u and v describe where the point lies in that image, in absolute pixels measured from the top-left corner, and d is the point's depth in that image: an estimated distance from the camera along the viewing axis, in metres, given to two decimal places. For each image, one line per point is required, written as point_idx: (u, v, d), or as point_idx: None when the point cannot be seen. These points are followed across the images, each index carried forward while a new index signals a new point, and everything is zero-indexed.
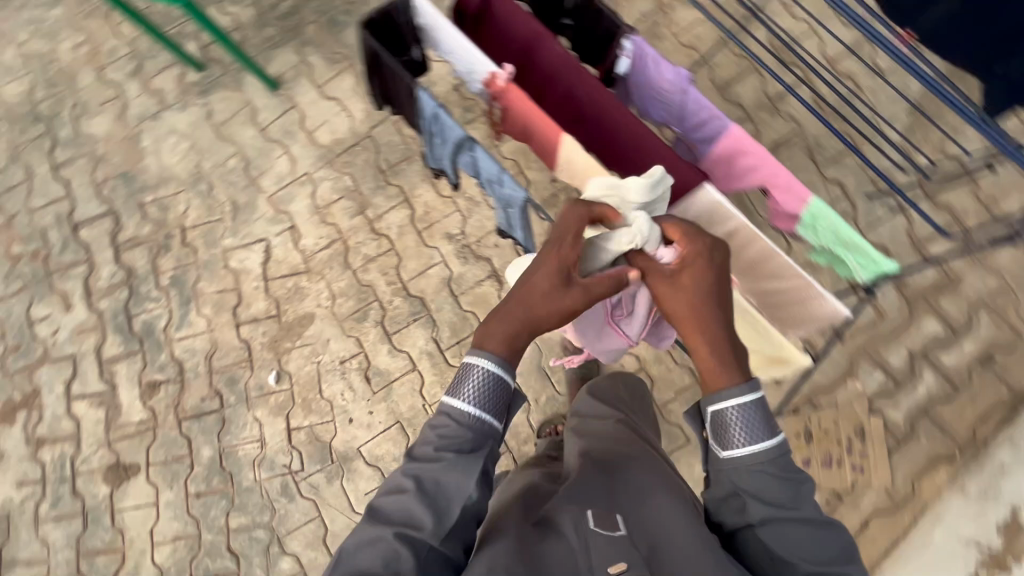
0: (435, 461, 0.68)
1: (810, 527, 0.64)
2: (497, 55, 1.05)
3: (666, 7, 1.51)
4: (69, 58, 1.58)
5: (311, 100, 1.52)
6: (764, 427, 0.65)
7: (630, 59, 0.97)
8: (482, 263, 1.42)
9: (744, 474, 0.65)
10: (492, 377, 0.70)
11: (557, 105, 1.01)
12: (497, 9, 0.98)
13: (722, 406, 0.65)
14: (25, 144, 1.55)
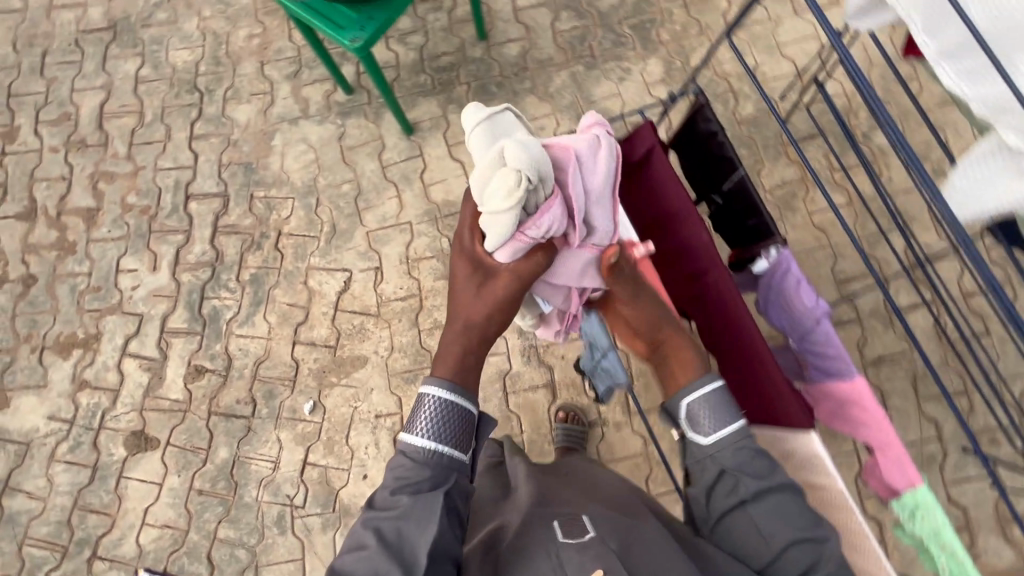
0: (398, 503, 0.73)
1: (786, 495, 0.76)
2: (636, 208, 1.03)
3: (811, 181, 1.46)
4: (240, 45, 1.69)
5: (437, 155, 1.55)
6: (728, 411, 0.79)
7: (769, 266, 0.93)
8: (542, 368, 1.40)
9: (728, 453, 0.78)
10: (447, 401, 0.77)
11: (680, 278, 0.98)
12: (654, 167, 0.96)
13: (692, 399, 0.79)
14: (174, 108, 1.66)
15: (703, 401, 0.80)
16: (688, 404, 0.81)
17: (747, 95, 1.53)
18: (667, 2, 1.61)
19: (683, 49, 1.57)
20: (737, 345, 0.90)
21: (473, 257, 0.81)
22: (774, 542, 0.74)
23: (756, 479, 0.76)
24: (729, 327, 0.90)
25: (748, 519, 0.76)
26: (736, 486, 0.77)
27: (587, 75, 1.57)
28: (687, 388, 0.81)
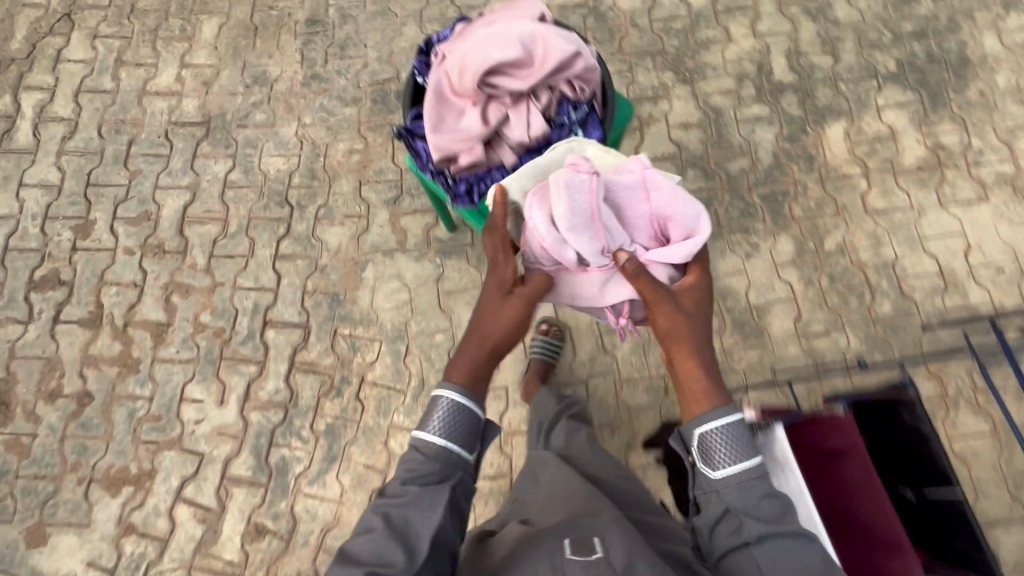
0: (405, 495, 0.76)
1: (793, 540, 0.71)
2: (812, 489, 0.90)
3: (951, 402, 1.33)
4: (339, 160, 1.58)
5: (542, 315, 1.42)
6: (745, 448, 0.75)
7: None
8: None
9: (734, 490, 0.74)
10: (463, 404, 0.79)
11: None
12: (846, 465, 0.85)
13: (707, 429, 0.75)
14: (261, 220, 1.55)
15: (721, 429, 0.76)
16: (704, 430, 0.76)
17: (884, 291, 1.41)
18: (803, 173, 1.50)
19: (817, 228, 1.46)
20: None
21: (499, 281, 0.86)
22: None
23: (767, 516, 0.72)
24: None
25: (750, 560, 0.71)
26: (740, 517, 0.73)
27: (710, 246, 1.46)
28: (701, 415, 0.77)
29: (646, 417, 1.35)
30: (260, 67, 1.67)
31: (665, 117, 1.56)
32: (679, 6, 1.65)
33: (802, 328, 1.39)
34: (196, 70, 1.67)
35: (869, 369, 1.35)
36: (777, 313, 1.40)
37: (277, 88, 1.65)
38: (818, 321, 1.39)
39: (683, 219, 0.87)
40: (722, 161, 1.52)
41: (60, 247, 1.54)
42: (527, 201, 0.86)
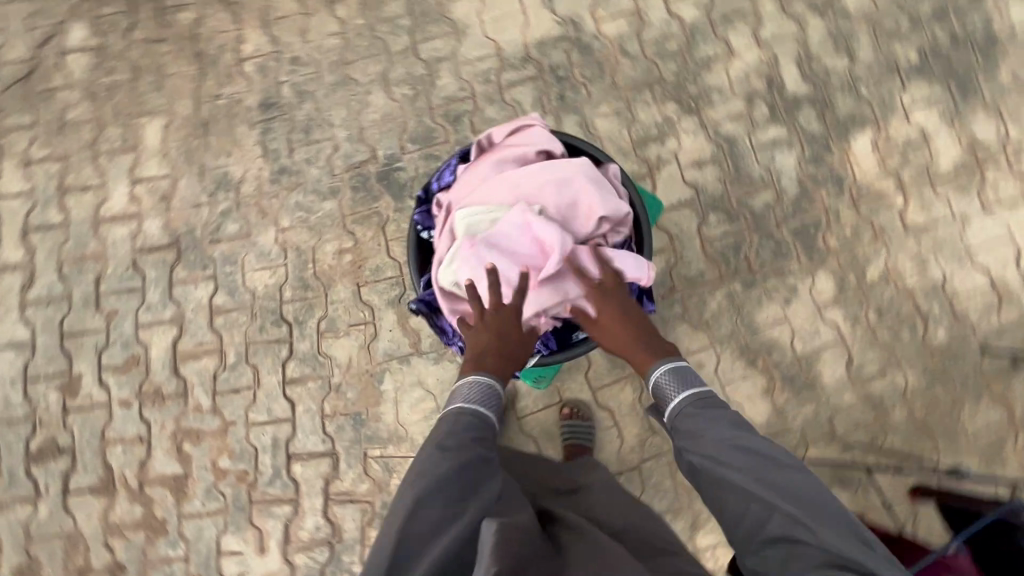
0: (452, 446, 0.84)
1: (725, 434, 0.84)
2: None
3: (1020, 426, 1.27)
4: (330, 263, 1.44)
5: (581, 402, 1.33)
6: (681, 380, 0.92)
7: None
8: None
9: (681, 420, 0.89)
10: (491, 383, 0.93)
11: None
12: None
13: (659, 379, 0.93)
14: (259, 345, 1.42)
15: (672, 371, 0.93)
16: (660, 373, 0.93)
17: (937, 317, 1.32)
18: (832, 198, 1.38)
19: (856, 259, 1.36)
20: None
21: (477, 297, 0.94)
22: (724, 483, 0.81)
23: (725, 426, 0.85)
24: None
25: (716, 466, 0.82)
26: (699, 434, 0.85)
27: (746, 296, 1.36)
28: (653, 364, 0.94)
29: None
30: (221, 170, 1.49)
31: (675, 157, 1.42)
32: (670, 22, 1.48)
33: (856, 372, 1.31)
34: (151, 185, 1.50)
35: (930, 406, 1.29)
36: (828, 361, 1.32)
37: (243, 191, 1.48)
38: (871, 361, 1.31)
39: (582, 208, 0.97)
40: (745, 197, 1.40)
41: (49, 411, 1.41)
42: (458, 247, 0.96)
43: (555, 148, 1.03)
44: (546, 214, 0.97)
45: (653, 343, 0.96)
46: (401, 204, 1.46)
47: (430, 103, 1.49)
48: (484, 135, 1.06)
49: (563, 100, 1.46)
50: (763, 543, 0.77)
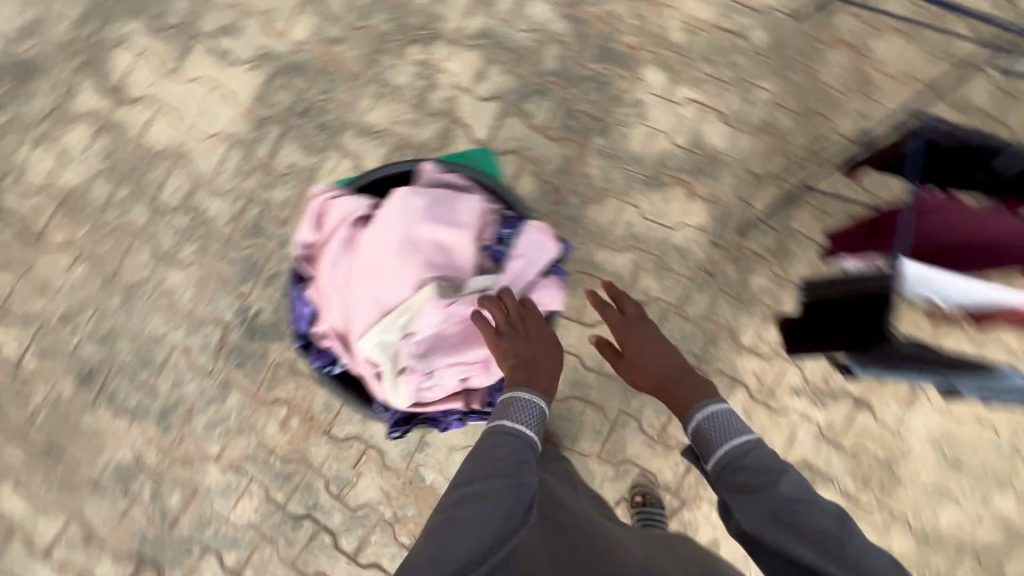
0: (496, 469, 0.82)
1: (771, 479, 0.84)
2: (928, 253, 0.86)
3: (863, 47, 1.36)
4: (286, 439, 1.31)
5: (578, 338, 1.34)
6: (732, 429, 0.92)
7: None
8: (835, 397, 1.36)
9: (731, 468, 0.89)
10: (542, 405, 0.89)
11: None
12: (931, 220, 0.84)
13: (708, 420, 0.95)
14: (303, 556, 1.30)
15: (720, 414, 0.95)
16: (699, 425, 0.95)
17: (744, 26, 1.37)
18: (598, 6, 1.36)
19: (657, 37, 1.36)
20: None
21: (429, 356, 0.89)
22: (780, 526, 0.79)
23: (789, 486, 0.82)
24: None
25: (777, 528, 0.79)
26: (759, 492, 0.84)
27: (610, 141, 1.35)
28: (693, 408, 0.97)
29: (719, 307, 1.35)
30: (111, 467, 1.29)
31: (459, 89, 1.34)
32: None
33: (731, 121, 1.36)
34: (64, 542, 1.28)
35: (798, 95, 1.36)
36: (708, 130, 1.36)
37: (150, 462, 1.29)
38: (735, 101, 1.36)
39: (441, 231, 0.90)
40: (538, 69, 1.35)
41: None
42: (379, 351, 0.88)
43: (366, 206, 0.93)
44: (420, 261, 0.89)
45: (691, 387, 1.01)
46: (289, 338, 1.31)
47: (223, 237, 1.31)
48: (299, 246, 0.96)
49: (327, 128, 1.33)
50: None
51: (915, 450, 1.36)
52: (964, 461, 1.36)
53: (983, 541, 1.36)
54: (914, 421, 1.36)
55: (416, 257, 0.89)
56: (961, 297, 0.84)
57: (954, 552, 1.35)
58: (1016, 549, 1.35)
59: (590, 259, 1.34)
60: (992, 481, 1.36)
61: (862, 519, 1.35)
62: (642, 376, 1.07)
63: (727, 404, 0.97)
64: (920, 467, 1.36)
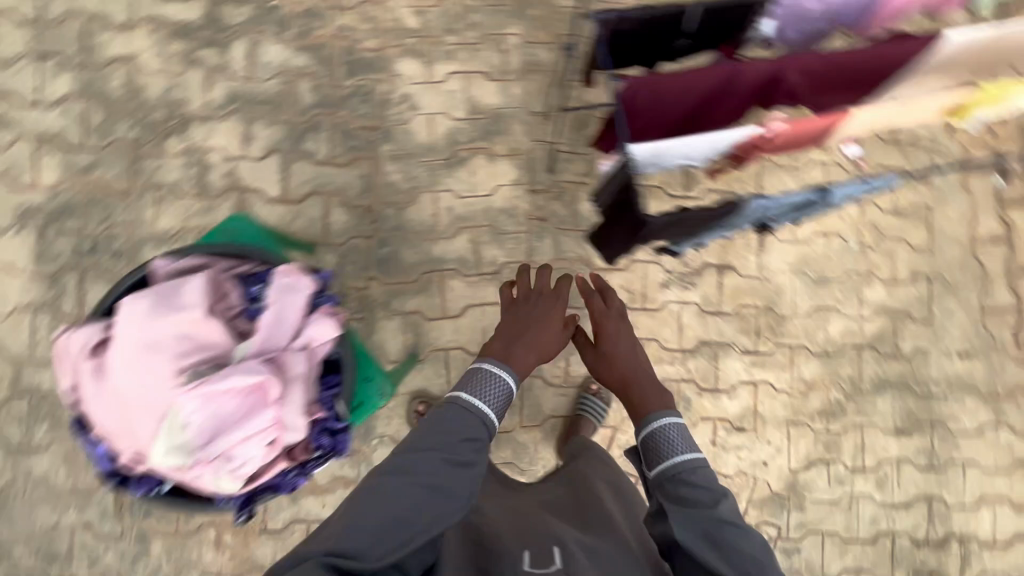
0: (443, 446, 0.88)
1: (712, 505, 0.87)
2: (652, 120, 0.97)
3: None
4: (225, 557, 1.28)
5: (453, 331, 1.36)
6: (690, 445, 0.95)
7: (770, 34, 0.99)
8: (700, 273, 1.44)
9: (680, 484, 0.91)
10: (507, 384, 0.99)
11: (735, 98, 0.96)
12: (640, 97, 0.90)
13: (665, 425, 0.98)
14: None
15: (675, 429, 0.96)
16: (658, 432, 0.97)
17: None
18: (328, 26, 1.36)
19: (394, 30, 1.38)
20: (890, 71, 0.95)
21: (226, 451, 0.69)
22: (711, 546, 0.84)
23: (726, 509, 0.86)
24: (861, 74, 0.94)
25: (705, 546, 0.83)
26: (697, 507, 0.87)
27: (397, 143, 1.37)
28: (650, 418, 1.00)
29: (563, 243, 1.39)
30: None
31: (234, 159, 1.33)
32: (78, 111, 1.31)
33: (496, 75, 1.39)
34: None
35: (545, 26, 1.41)
36: (481, 93, 1.39)
37: None
38: (492, 56, 1.39)
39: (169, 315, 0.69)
40: (300, 108, 1.35)
41: None
42: (168, 469, 0.68)
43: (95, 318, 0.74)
44: (158, 359, 0.67)
45: (655, 402, 1.04)
46: None
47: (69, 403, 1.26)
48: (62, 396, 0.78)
49: (123, 254, 1.29)
50: None
51: (786, 285, 1.46)
52: (827, 274, 1.47)
53: (873, 332, 1.48)
54: (774, 261, 1.46)
55: (152, 358, 0.67)
56: (708, 150, 0.92)
57: (854, 354, 1.47)
58: (899, 325, 1.49)
59: (429, 256, 1.36)
60: (857, 280, 1.48)
61: (770, 365, 1.44)
62: (611, 370, 1.14)
63: (680, 420, 0.99)
64: (796, 296, 1.46)
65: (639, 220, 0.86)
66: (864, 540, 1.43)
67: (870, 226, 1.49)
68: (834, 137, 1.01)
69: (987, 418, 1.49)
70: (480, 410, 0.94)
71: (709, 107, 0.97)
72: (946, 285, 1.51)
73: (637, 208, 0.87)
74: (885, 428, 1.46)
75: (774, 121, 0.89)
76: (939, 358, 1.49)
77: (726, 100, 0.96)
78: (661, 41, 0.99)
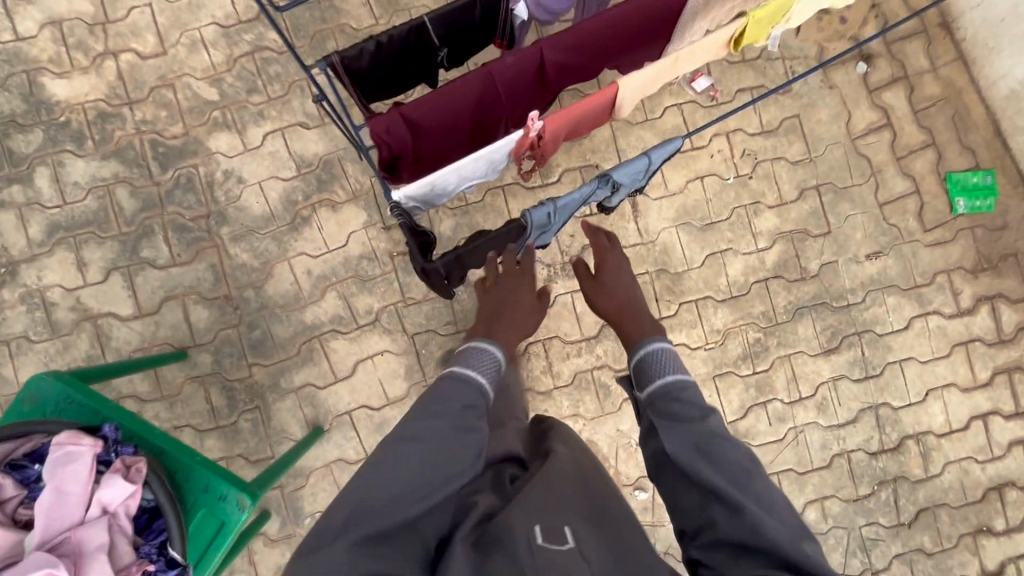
0: (441, 414, 0.72)
1: (703, 419, 0.76)
2: (430, 143, 0.89)
3: None
4: None
5: (349, 391, 1.32)
6: (679, 366, 0.85)
7: (530, 14, 0.92)
8: (581, 257, 1.38)
9: (668, 397, 0.80)
10: (496, 354, 0.83)
11: (510, 100, 0.89)
12: (400, 125, 0.83)
13: (660, 342, 0.88)
14: None
15: (667, 349, 0.88)
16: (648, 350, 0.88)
17: (256, 38, 1.32)
18: (126, 124, 1.29)
19: (195, 108, 1.30)
20: (655, 13, 0.89)
21: None
22: (706, 455, 0.72)
23: (716, 423, 0.76)
24: (622, 33, 0.89)
25: (696, 454, 0.72)
26: (688, 422, 0.76)
27: (233, 222, 1.31)
28: (640, 342, 0.91)
29: None
30: None
31: (74, 290, 1.27)
32: None
33: (313, 122, 1.32)
34: None
35: None
36: (303, 145, 1.32)
37: None
38: (303, 104, 1.32)
39: None
40: (123, 217, 1.29)
41: None
42: None
43: None
44: None
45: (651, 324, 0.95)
46: None
47: None
48: None
49: None
50: (709, 544, 0.68)
51: (673, 241, 1.39)
52: (712, 216, 1.41)
53: (777, 261, 1.42)
54: (654, 220, 1.39)
55: None
56: (489, 166, 0.87)
57: (761, 289, 1.41)
58: (801, 246, 1.43)
59: (302, 325, 1.31)
60: (745, 213, 1.42)
61: (678, 327, 1.39)
62: (603, 301, 1.03)
63: (671, 346, 0.89)
64: (686, 249, 1.40)
65: (417, 270, 0.86)
66: (820, 468, 1.41)
67: (743, 154, 1.42)
68: (616, 114, 0.91)
69: (913, 311, 1.45)
70: (476, 378, 0.78)
71: (483, 118, 0.90)
72: (837, 190, 1.44)
73: (420, 261, 0.85)
74: (813, 352, 1.42)
75: (535, 121, 0.81)
76: (849, 266, 1.44)
77: (502, 104, 0.89)
78: (417, 60, 0.90)
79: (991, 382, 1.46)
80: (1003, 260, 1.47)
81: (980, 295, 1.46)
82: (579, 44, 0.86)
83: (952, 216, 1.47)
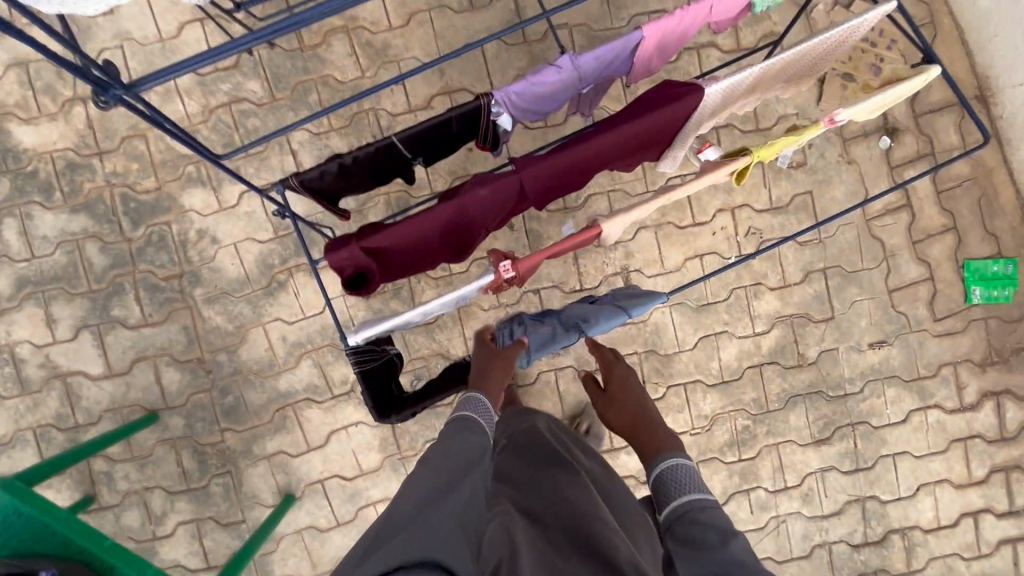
0: (451, 445, 0.77)
1: (720, 543, 0.65)
2: (401, 266, 0.84)
3: (352, 22, 1.24)
4: None
5: (321, 460, 1.29)
6: (699, 483, 0.75)
7: (515, 120, 0.81)
8: None
9: (684, 520, 0.70)
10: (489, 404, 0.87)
11: (487, 224, 0.82)
12: (366, 256, 0.77)
13: (678, 457, 0.79)
14: None
15: (688, 467, 0.77)
16: (663, 470, 0.78)
17: (234, 89, 1.23)
18: (96, 176, 1.23)
19: (168, 161, 1.24)
20: (651, 136, 0.80)
21: None
22: None
23: (737, 552, 0.64)
24: (609, 157, 0.80)
25: None
26: (704, 548, 0.65)
27: (207, 284, 1.26)
28: (656, 458, 0.81)
29: (412, 342, 1.29)
30: None
31: (45, 346, 1.24)
32: None
33: None
34: None
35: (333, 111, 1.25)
36: None
37: None
38: (285, 162, 1.26)
39: None
40: (93, 273, 1.24)
41: None
42: None
43: None
44: None
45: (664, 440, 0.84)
46: None
47: None
48: None
49: None
50: None
51: (665, 321, 1.33)
52: (709, 297, 1.33)
53: (773, 346, 1.35)
54: None
55: None
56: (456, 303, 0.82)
57: (754, 375, 1.35)
58: (801, 331, 1.35)
59: (275, 392, 1.28)
60: (744, 295, 1.34)
61: (664, 410, 1.34)
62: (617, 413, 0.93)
63: (693, 462, 0.79)
64: (679, 330, 1.33)
65: (377, 421, 0.97)
66: (798, 558, 1.38)
67: (748, 231, 1.33)
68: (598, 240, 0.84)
69: (912, 403, 1.38)
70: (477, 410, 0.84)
71: (458, 241, 0.83)
72: (844, 274, 1.36)
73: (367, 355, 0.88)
74: (802, 442, 1.37)
75: (504, 266, 0.78)
76: (849, 354, 1.37)
77: (478, 229, 0.82)
78: (389, 172, 0.83)
79: (986, 480, 1.40)
80: (1015, 354, 1.38)
81: (985, 390, 1.39)
82: (564, 174, 0.79)
83: (966, 305, 1.38)
